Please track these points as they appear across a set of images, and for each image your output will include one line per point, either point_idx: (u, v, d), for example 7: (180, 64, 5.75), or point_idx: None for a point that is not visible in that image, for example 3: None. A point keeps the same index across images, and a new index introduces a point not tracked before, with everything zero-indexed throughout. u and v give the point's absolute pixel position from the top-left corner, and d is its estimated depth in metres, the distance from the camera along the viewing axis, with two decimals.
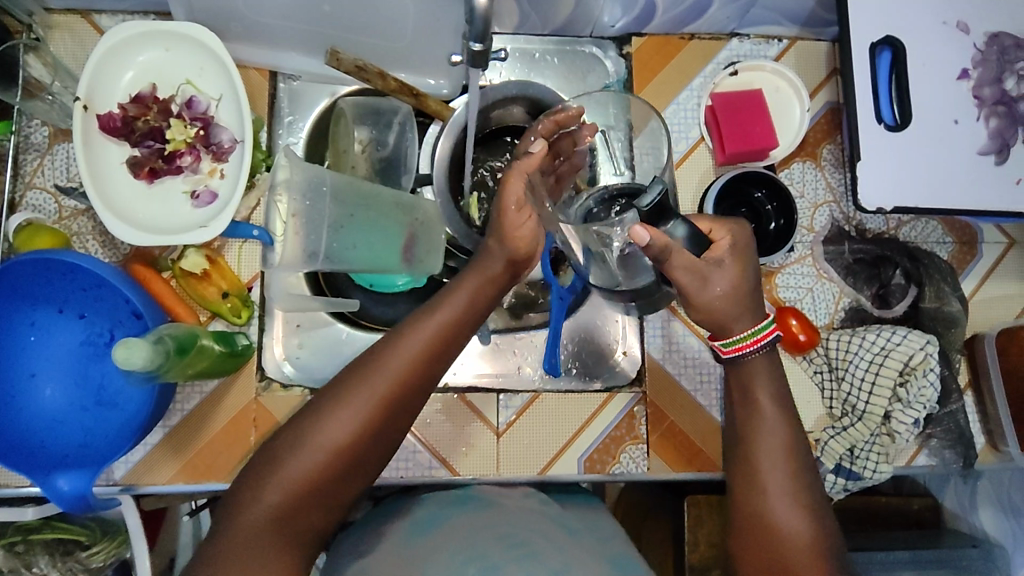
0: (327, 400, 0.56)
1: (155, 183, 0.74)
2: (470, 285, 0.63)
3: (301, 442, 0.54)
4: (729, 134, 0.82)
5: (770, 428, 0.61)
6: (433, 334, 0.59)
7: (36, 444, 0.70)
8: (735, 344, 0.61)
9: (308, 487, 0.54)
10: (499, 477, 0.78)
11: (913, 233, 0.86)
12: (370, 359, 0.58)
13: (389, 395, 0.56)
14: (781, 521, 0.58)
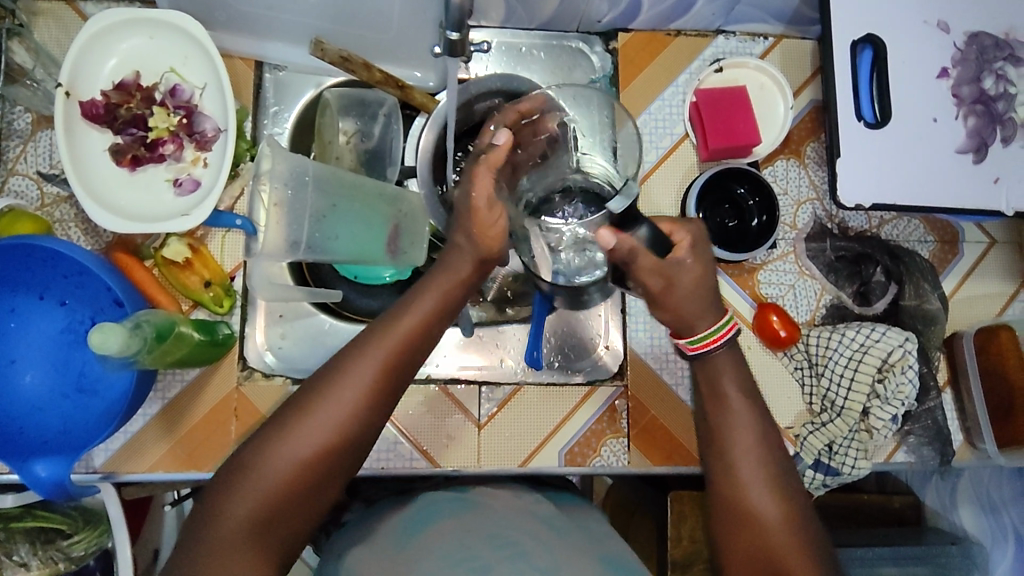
0: (298, 408, 0.56)
1: (138, 171, 0.74)
2: (438, 288, 0.62)
3: (273, 451, 0.54)
4: (712, 130, 0.82)
5: (742, 417, 0.61)
6: (402, 339, 0.58)
7: (15, 431, 0.70)
8: (701, 341, 0.62)
9: (283, 494, 0.54)
10: (480, 469, 0.78)
11: (896, 231, 0.86)
12: (339, 367, 0.57)
13: (361, 402, 0.56)
14: (760, 510, 0.59)
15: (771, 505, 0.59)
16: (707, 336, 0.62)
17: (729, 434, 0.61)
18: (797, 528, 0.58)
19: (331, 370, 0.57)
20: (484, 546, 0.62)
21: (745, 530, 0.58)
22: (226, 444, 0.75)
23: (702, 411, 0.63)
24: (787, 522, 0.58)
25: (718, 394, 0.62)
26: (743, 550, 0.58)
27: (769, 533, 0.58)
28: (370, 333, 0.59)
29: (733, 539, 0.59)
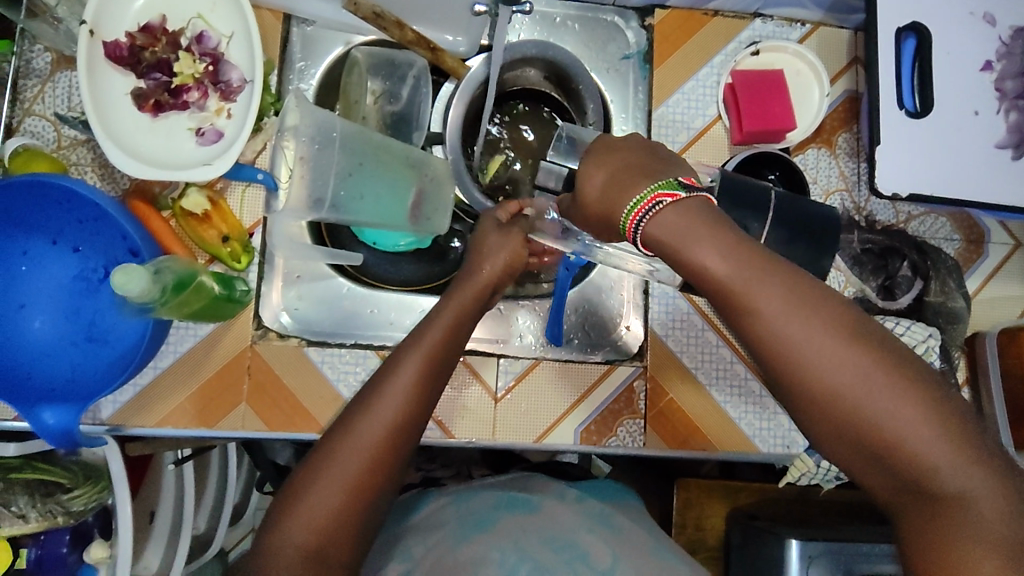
0: (333, 438, 0.55)
1: (159, 118, 0.72)
2: (457, 306, 0.63)
3: (315, 483, 0.54)
4: (749, 113, 0.80)
5: (787, 312, 0.48)
6: (429, 360, 0.58)
7: (22, 375, 0.67)
8: (637, 208, 0.52)
9: (332, 521, 0.53)
10: (494, 442, 0.77)
11: (923, 227, 0.86)
12: (368, 393, 0.57)
13: (392, 425, 0.56)
14: (875, 407, 0.47)
15: (885, 406, 0.47)
16: (634, 205, 0.52)
17: (791, 341, 0.48)
18: (911, 403, 0.46)
19: (361, 399, 0.57)
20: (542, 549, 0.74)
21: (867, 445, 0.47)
22: (237, 403, 0.74)
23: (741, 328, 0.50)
24: (912, 414, 0.46)
25: (744, 301, 0.49)
26: (873, 467, 0.48)
27: (895, 436, 0.46)
28: (394, 357, 0.59)
29: (853, 458, 0.49)
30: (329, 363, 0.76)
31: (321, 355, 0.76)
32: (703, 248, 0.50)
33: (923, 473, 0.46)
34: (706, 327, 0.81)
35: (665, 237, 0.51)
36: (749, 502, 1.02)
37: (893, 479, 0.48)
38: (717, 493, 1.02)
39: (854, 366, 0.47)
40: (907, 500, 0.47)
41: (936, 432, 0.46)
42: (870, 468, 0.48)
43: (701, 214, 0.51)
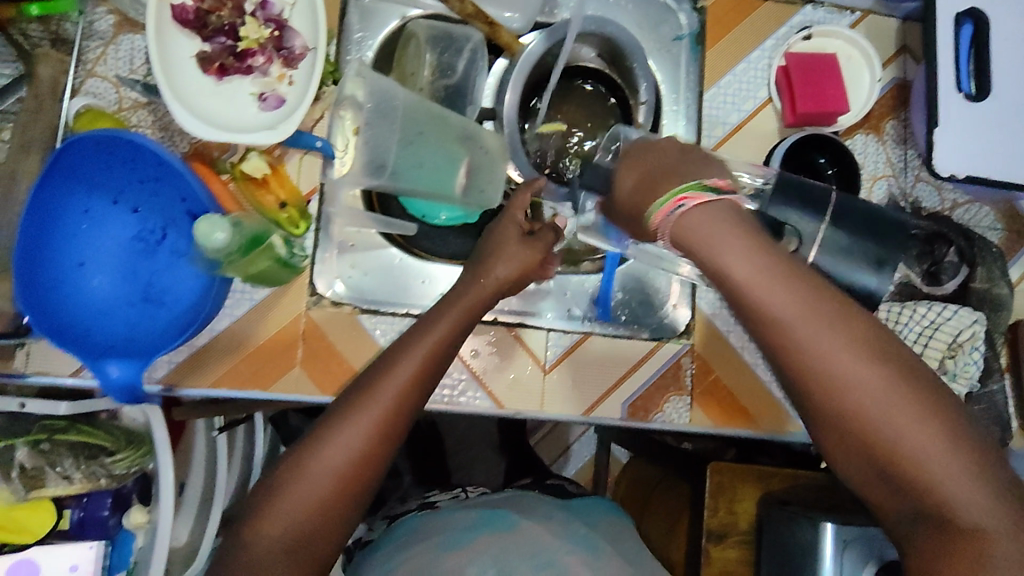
0: (312, 438, 0.54)
1: (224, 81, 0.72)
2: (468, 302, 0.64)
3: (302, 479, 0.53)
4: (802, 95, 0.81)
5: (805, 318, 0.49)
6: (422, 365, 0.58)
7: (82, 332, 0.67)
8: (668, 204, 0.53)
9: (322, 512, 0.53)
10: (543, 414, 0.78)
11: (967, 215, 0.86)
12: (355, 393, 0.56)
13: (379, 425, 0.55)
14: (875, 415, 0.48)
15: (898, 416, 0.47)
16: (671, 194, 0.52)
17: (812, 350, 0.49)
18: (912, 411, 0.48)
19: (348, 398, 0.56)
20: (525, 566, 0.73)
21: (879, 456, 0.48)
22: (291, 368, 0.75)
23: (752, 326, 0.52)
24: (911, 420, 0.47)
25: (768, 307, 0.50)
26: (875, 476, 0.49)
27: (909, 452, 0.47)
28: (387, 360, 0.58)
29: (855, 466, 0.50)
30: (382, 331, 0.77)
31: (374, 322, 0.77)
32: (734, 252, 0.50)
33: (923, 480, 0.47)
34: None
35: (689, 231, 0.52)
36: (781, 488, 1.02)
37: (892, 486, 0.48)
38: (750, 477, 1.02)
39: (869, 376, 0.48)
40: (912, 514, 0.48)
41: (949, 450, 0.47)
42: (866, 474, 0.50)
43: (724, 215, 0.52)
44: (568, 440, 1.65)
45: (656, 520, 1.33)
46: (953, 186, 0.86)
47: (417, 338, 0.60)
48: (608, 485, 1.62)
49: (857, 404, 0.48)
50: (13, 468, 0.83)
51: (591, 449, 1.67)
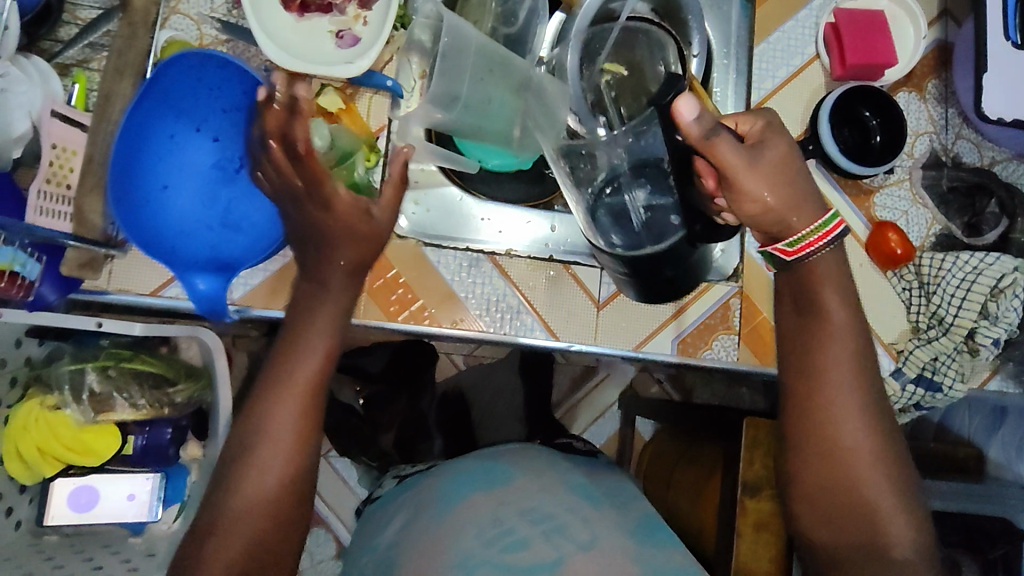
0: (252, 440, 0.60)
1: (304, 19, 0.76)
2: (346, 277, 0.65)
3: (241, 477, 0.59)
4: (852, 47, 0.84)
5: (846, 363, 0.60)
6: (321, 356, 0.62)
7: (168, 249, 0.71)
8: (803, 241, 0.60)
9: (271, 509, 0.59)
10: (596, 346, 0.82)
11: (1005, 172, 0.89)
12: (269, 394, 0.61)
13: (294, 419, 0.60)
14: (847, 439, 0.59)
15: (866, 461, 0.59)
16: (823, 224, 0.60)
17: (829, 364, 0.60)
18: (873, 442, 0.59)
19: (264, 397, 0.61)
20: (521, 519, 0.77)
21: (835, 492, 0.59)
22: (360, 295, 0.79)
23: (798, 332, 0.62)
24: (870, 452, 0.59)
25: (835, 319, 0.60)
26: (824, 485, 0.59)
27: (852, 474, 0.58)
28: (281, 353, 0.62)
29: (815, 468, 0.60)
30: (445, 263, 0.81)
31: (438, 256, 0.81)
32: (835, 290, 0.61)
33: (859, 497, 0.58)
34: None
35: (814, 272, 0.61)
36: None
37: (834, 495, 0.59)
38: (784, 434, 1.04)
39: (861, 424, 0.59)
40: (846, 534, 0.59)
41: (883, 484, 0.59)
42: (816, 480, 0.60)
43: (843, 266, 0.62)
44: (580, 425, 1.62)
45: (680, 491, 1.33)
46: (993, 143, 0.89)
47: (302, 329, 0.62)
48: (630, 463, 1.61)
49: (847, 443, 0.59)
50: (84, 391, 0.88)
51: (614, 425, 1.64)
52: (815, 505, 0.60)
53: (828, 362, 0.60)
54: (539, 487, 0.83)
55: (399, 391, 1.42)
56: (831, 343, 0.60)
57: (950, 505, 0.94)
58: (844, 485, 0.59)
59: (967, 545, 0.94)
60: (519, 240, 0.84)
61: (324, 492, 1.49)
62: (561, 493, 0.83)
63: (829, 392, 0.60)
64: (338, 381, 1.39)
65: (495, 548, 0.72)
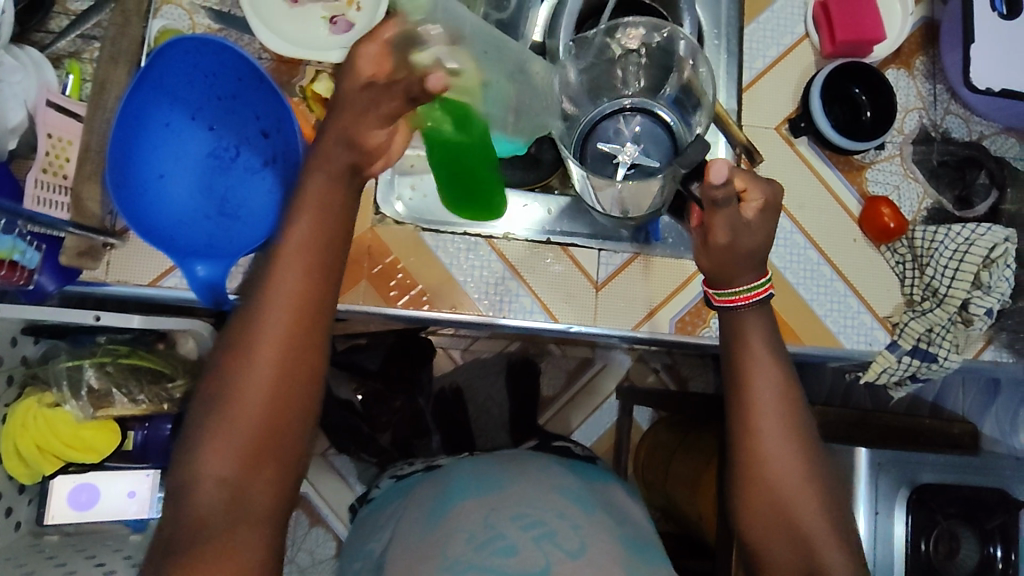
0: (223, 390, 0.58)
1: (297, 5, 0.76)
2: (310, 209, 0.61)
3: (225, 420, 0.57)
4: (841, 25, 0.85)
5: (765, 370, 0.69)
6: (282, 334, 0.58)
7: (167, 237, 0.70)
8: (730, 295, 0.70)
9: (250, 457, 0.57)
10: (596, 327, 0.82)
11: (994, 146, 0.90)
12: (242, 341, 0.58)
13: (258, 399, 0.57)
14: (770, 453, 0.67)
15: (785, 453, 0.67)
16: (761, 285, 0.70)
17: (748, 384, 0.69)
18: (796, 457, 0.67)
19: (232, 380, 0.58)
20: (511, 525, 0.76)
21: (756, 483, 0.67)
22: (358, 280, 0.79)
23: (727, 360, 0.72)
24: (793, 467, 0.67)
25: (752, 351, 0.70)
26: (755, 496, 0.68)
27: (772, 483, 0.67)
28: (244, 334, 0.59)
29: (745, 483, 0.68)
30: (443, 248, 0.81)
31: (435, 241, 0.81)
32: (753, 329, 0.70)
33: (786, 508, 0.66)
34: (795, 228, 0.86)
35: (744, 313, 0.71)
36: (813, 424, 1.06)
37: (766, 507, 0.67)
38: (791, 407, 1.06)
39: (775, 421, 0.68)
40: (775, 538, 0.67)
41: (804, 494, 0.66)
42: (747, 492, 0.68)
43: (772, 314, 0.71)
44: (574, 421, 1.60)
45: (679, 481, 1.33)
46: (980, 118, 0.90)
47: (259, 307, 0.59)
48: (628, 453, 1.61)
49: (765, 439, 0.68)
50: (82, 387, 0.86)
51: (611, 417, 1.62)
52: (747, 498, 0.68)
53: (750, 388, 0.69)
54: (530, 491, 0.83)
55: (393, 389, 1.43)
56: (746, 362, 0.70)
57: (946, 478, 0.95)
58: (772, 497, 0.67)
59: (966, 517, 0.97)
60: (517, 223, 0.84)
61: (324, 491, 1.49)
62: (551, 498, 0.82)
63: (756, 403, 0.69)
64: (336, 379, 1.38)
65: (487, 555, 0.72)
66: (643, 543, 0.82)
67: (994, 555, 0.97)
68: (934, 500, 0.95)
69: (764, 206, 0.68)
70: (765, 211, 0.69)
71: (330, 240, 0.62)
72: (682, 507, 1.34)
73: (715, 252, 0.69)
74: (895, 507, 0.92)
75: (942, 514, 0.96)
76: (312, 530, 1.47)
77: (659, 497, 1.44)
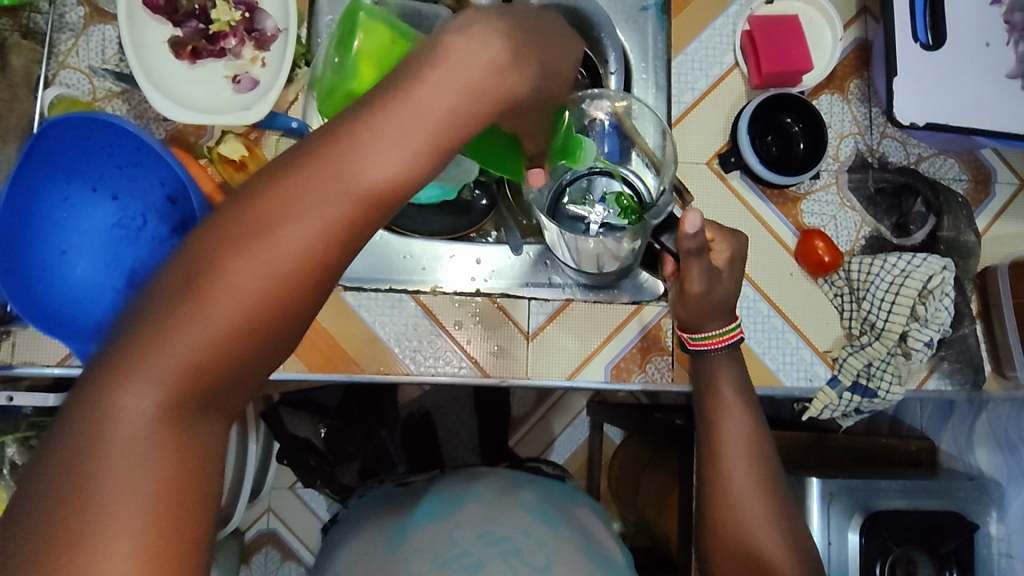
0: (170, 316, 0.34)
1: (197, 65, 0.73)
2: (417, 93, 0.36)
3: (161, 365, 0.34)
4: (766, 55, 0.83)
5: (734, 421, 0.67)
6: (275, 272, 0.34)
7: (70, 317, 0.69)
8: (705, 339, 0.69)
9: (180, 439, 0.35)
10: (529, 380, 0.80)
11: (932, 169, 0.88)
12: (221, 248, 0.34)
13: (202, 360, 0.34)
14: (734, 471, 0.66)
15: (760, 498, 0.65)
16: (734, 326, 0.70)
17: (719, 401, 0.68)
18: (761, 480, 0.65)
19: (181, 302, 0.34)
20: (476, 542, 0.74)
21: (729, 526, 0.65)
22: None
23: (699, 389, 0.71)
24: (758, 487, 0.65)
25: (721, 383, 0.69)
26: (716, 519, 0.66)
27: (735, 505, 0.65)
28: (219, 246, 0.34)
29: (714, 503, 0.66)
30: (366, 306, 0.79)
31: (358, 299, 0.79)
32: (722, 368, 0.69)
33: (745, 551, 0.64)
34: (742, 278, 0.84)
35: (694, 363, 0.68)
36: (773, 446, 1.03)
37: (724, 533, 0.65)
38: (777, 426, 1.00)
39: (745, 471, 0.65)
40: (742, 551, 0.64)
41: (768, 522, 0.64)
42: (716, 521, 0.65)
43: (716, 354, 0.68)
44: (555, 429, 1.54)
45: (649, 499, 1.31)
46: (918, 140, 0.88)
47: (255, 210, 0.35)
48: (602, 470, 1.55)
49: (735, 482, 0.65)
50: (3, 464, 0.82)
51: (584, 433, 1.57)
52: (717, 538, 0.66)
53: (722, 408, 0.68)
54: (492, 509, 0.81)
55: (353, 423, 1.37)
56: None
57: (903, 502, 0.92)
58: (730, 525, 0.65)
59: (922, 541, 0.92)
60: (447, 277, 0.82)
61: (293, 524, 1.46)
62: (517, 513, 0.81)
63: (723, 425, 0.67)
64: (295, 416, 1.32)
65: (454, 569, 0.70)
66: (609, 558, 0.80)
67: None
68: (887, 526, 0.90)
69: (732, 257, 0.69)
70: (732, 262, 0.69)
71: (402, 155, 0.35)
72: (652, 525, 1.33)
73: (691, 302, 0.67)
74: (846, 531, 0.89)
75: (895, 540, 0.90)
76: (283, 565, 1.45)
77: (631, 513, 1.43)
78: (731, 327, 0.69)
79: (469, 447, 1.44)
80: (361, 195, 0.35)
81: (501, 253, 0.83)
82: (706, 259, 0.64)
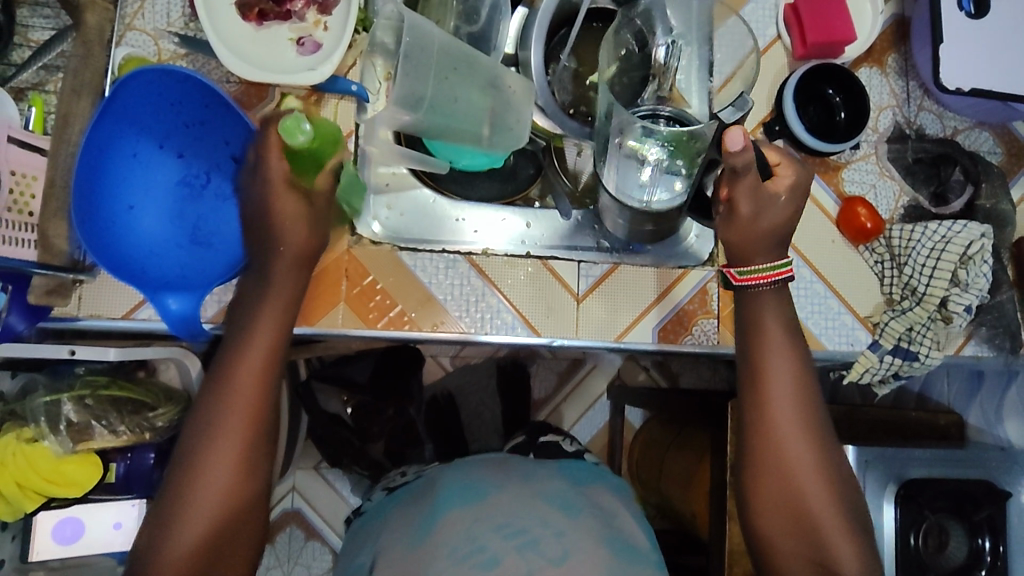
0: (201, 430, 0.61)
1: (262, 28, 0.75)
2: (295, 256, 0.66)
3: (208, 458, 0.60)
4: (812, 26, 0.85)
5: (781, 378, 0.68)
6: (256, 387, 0.63)
7: (138, 268, 0.69)
8: (748, 273, 0.70)
9: (227, 497, 0.60)
10: (578, 340, 0.82)
11: (968, 141, 0.90)
12: (221, 386, 0.62)
13: (230, 442, 0.61)
14: (782, 427, 0.67)
15: (804, 459, 0.66)
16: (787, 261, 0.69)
17: (762, 363, 0.69)
18: (809, 440, 0.67)
19: (211, 418, 0.62)
20: (493, 537, 0.68)
21: (778, 476, 0.66)
22: (337, 305, 0.79)
23: (745, 348, 0.70)
24: (803, 445, 0.67)
25: (773, 342, 0.69)
26: (770, 477, 0.66)
27: (785, 463, 0.66)
28: (218, 388, 0.62)
29: (762, 464, 0.67)
30: (422, 267, 0.81)
31: (414, 259, 0.81)
32: (770, 326, 0.69)
33: (800, 504, 0.66)
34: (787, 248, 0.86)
35: (753, 316, 0.70)
36: None
37: (778, 489, 0.66)
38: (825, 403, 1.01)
39: (794, 427, 0.67)
40: (788, 511, 0.66)
41: (815, 476, 0.66)
42: (763, 477, 0.67)
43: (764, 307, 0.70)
44: (568, 420, 1.55)
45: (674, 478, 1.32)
46: (953, 113, 0.91)
47: (229, 363, 0.63)
48: (622, 452, 1.53)
49: (783, 436, 0.67)
50: (60, 421, 0.83)
51: (604, 416, 1.57)
52: (763, 488, 0.67)
53: (769, 369, 0.68)
54: (517, 499, 0.74)
55: (385, 402, 1.36)
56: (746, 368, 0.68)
57: (936, 472, 0.93)
58: (781, 480, 0.66)
59: (953, 509, 0.94)
60: (494, 239, 0.84)
61: (317, 505, 1.45)
62: (540, 499, 0.74)
63: (771, 383, 0.68)
64: (324, 392, 1.32)
65: (467, 569, 0.65)
66: (633, 546, 0.73)
67: (982, 547, 0.93)
68: (922, 494, 0.92)
69: (793, 185, 0.68)
70: (793, 191, 0.69)
71: (296, 292, 0.67)
72: (674, 505, 1.31)
73: (739, 226, 0.68)
74: (882, 501, 0.90)
75: (929, 508, 0.92)
76: (308, 544, 1.44)
77: (654, 495, 1.40)
78: (782, 263, 0.69)
79: (492, 428, 1.44)
80: (277, 331, 0.65)
81: (554, 215, 0.86)
82: (753, 177, 0.65)
